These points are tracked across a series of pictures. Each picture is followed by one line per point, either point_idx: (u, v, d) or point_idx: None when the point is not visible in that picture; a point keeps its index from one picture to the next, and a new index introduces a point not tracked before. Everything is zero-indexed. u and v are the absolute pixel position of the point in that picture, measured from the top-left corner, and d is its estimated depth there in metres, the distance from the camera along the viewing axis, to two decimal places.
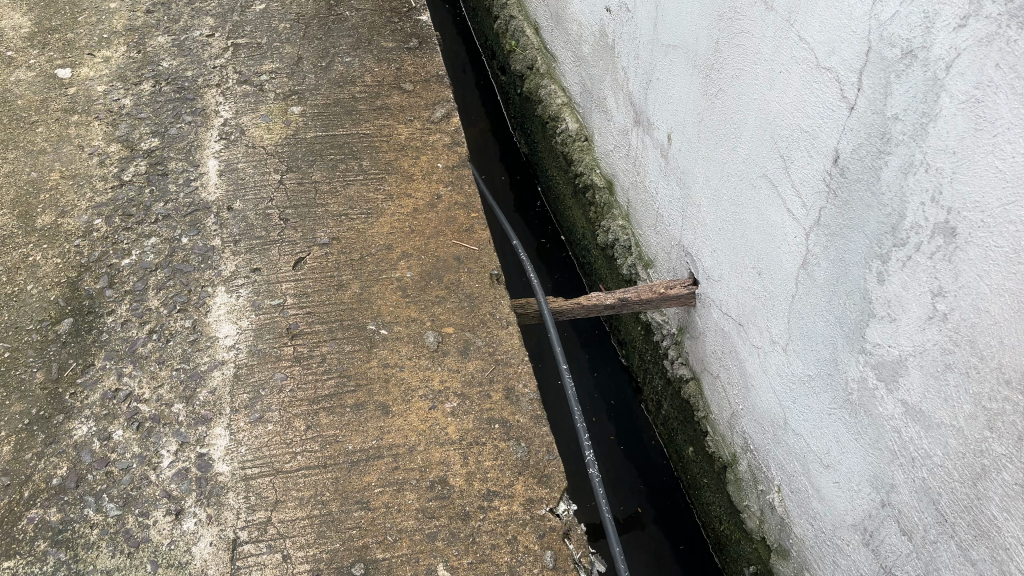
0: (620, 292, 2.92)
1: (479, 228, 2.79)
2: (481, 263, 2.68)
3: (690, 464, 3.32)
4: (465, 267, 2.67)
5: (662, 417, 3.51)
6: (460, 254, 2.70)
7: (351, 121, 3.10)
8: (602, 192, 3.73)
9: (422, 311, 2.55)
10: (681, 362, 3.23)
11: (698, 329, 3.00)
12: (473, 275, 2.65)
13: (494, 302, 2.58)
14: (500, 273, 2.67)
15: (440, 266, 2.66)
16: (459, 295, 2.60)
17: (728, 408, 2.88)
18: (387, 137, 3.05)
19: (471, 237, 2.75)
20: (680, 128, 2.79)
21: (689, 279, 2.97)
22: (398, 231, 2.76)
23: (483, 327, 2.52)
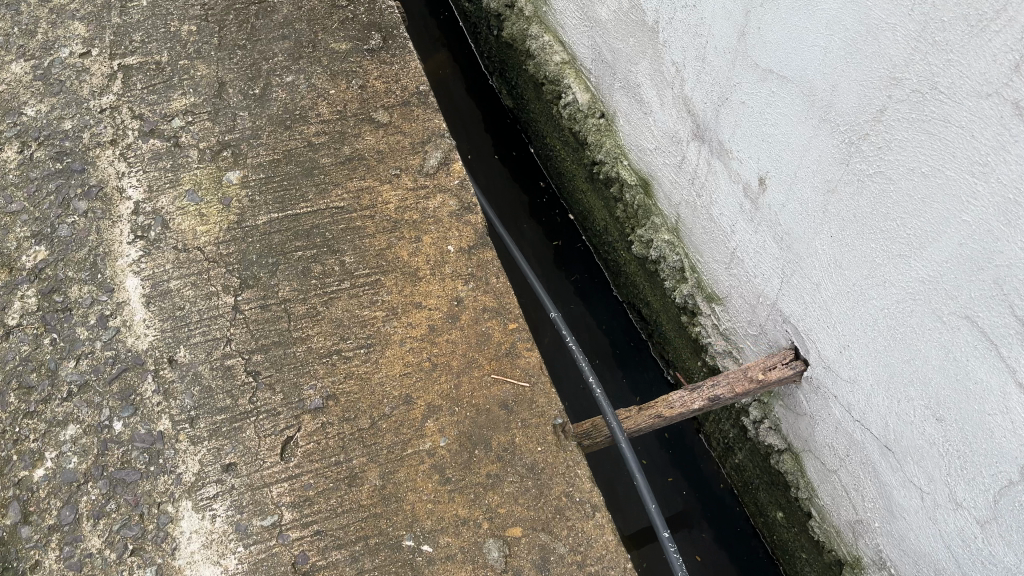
0: (709, 389, 2.24)
1: (524, 348, 2.04)
2: (538, 408, 1.96)
3: (780, 528, 2.79)
4: (518, 420, 1.94)
5: (736, 463, 2.95)
6: (507, 397, 1.97)
7: (316, 189, 2.24)
8: (633, 193, 2.93)
9: (473, 505, 1.85)
10: (770, 427, 2.61)
11: (804, 408, 2.36)
12: (530, 432, 1.93)
13: (568, 475, 1.89)
14: (565, 421, 1.96)
15: (483, 424, 1.94)
16: (518, 469, 1.89)
17: (852, 510, 2.31)
18: (370, 208, 2.21)
19: (515, 367, 2.01)
20: (784, 179, 2.00)
21: (791, 352, 2.30)
22: (415, 371, 2.00)
23: (562, 522, 1.84)
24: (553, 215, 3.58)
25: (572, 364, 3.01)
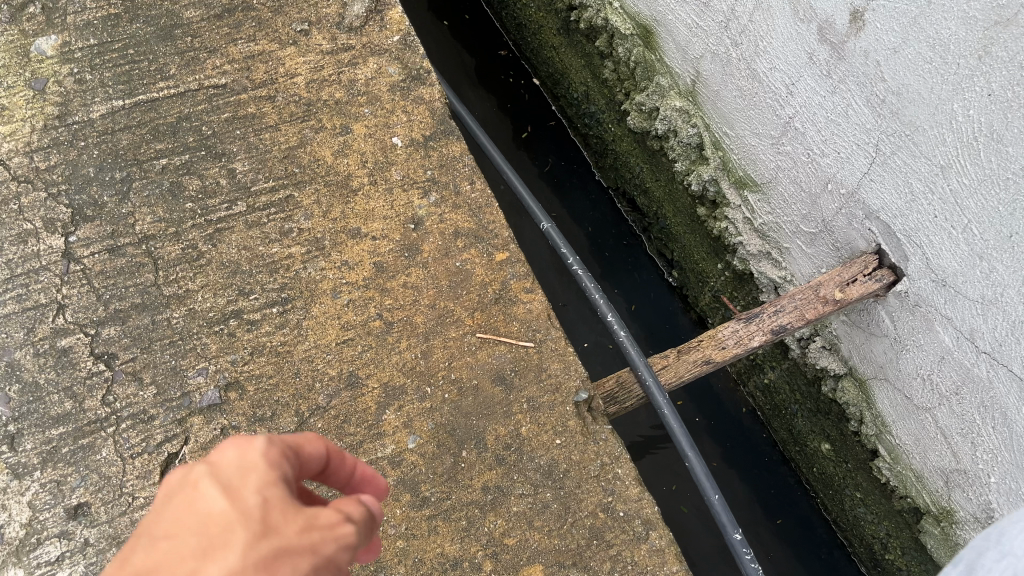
0: (772, 318, 1.62)
1: (521, 293, 1.44)
2: (546, 377, 1.40)
3: (824, 462, 2.26)
4: (522, 398, 1.38)
5: (764, 384, 2.37)
6: (503, 365, 1.39)
7: (179, 59, 1.52)
8: (628, 47, 2.20)
9: (468, 535, 1.30)
10: (822, 347, 2.02)
11: (885, 328, 1.76)
12: (540, 415, 1.38)
13: (607, 482, 1.35)
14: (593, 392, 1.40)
15: (471, 409, 1.37)
16: (529, 475, 1.34)
17: (947, 455, 1.77)
18: (263, 86, 1.52)
19: (509, 321, 1.42)
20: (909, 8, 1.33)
21: (878, 260, 1.67)
22: (357, 334, 1.39)
23: (602, 545, 1.32)
24: (516, 87, 2.82)
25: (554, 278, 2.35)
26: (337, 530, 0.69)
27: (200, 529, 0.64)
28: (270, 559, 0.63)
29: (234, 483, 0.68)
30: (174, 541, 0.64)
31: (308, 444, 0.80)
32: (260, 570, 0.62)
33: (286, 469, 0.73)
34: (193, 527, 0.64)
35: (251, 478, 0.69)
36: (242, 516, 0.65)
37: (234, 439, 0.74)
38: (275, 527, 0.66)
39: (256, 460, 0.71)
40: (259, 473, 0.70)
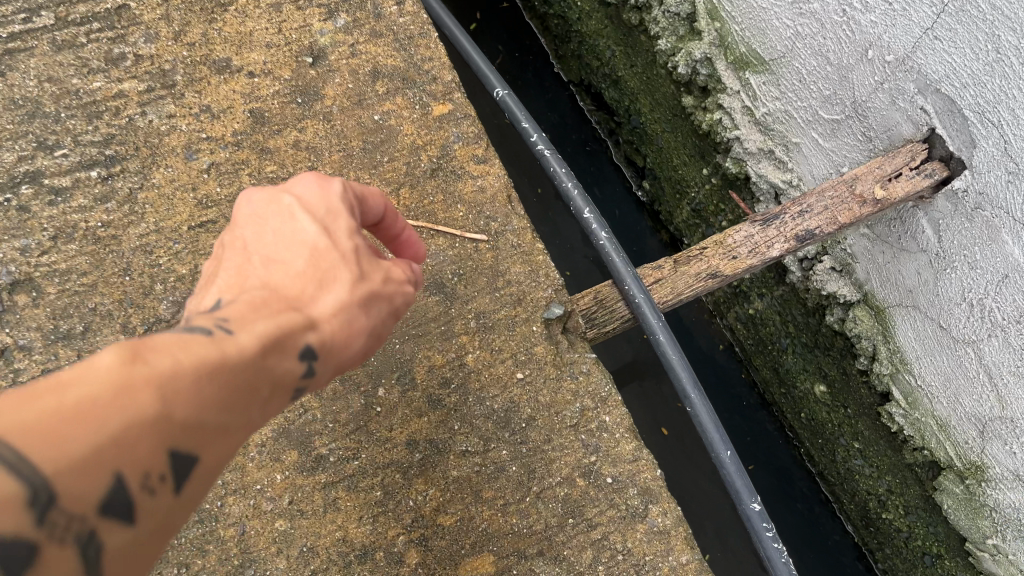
0: (796, 222, 1.23)
1: (469, 163, 1.32)
2: (465, 265, 1.26)
3: (817, 408, 1.89)
4: (470, 311, 1.23)
5: (747, 317, 1.99)
6: (441, 267, 1.25)
7: None
8: None
9: (390, 520, 1.11)
10: (831, 270, 1.66)
11: (926, 241, 1.40)
12: (491, 340, 1.21)
13: (586, 441, 1.18)
14: (567, 302, 1.25)
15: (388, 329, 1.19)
16: (472, 418, 1.17)
17: (990, 398, 1.44)
18: None
19: (453, 205, 1.29)
20: None
21: (931, 151, 1.29)
22: (218, 206, 1.26)
23: (581, 522, 1.14)
24: None
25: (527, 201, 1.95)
26: (404, 289, 0.77)
27: (311, 259, 0.71)
28: (365, 300, 0.72)
29: (328, 218, 0.74)
30: (281, 266, 0.70)
31: (368, 200, 0.81)
32: (365, 304, 0.72)
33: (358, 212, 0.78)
34: (295, 243, 0.71)
35: (339, 218, 0.75)
36: (342, 255, 0.73)
37: (313, 176, 0.77)
38: (368, 273, 0.73)
39: (337, 205, 0.75)
40: (349, 219, 0.75)
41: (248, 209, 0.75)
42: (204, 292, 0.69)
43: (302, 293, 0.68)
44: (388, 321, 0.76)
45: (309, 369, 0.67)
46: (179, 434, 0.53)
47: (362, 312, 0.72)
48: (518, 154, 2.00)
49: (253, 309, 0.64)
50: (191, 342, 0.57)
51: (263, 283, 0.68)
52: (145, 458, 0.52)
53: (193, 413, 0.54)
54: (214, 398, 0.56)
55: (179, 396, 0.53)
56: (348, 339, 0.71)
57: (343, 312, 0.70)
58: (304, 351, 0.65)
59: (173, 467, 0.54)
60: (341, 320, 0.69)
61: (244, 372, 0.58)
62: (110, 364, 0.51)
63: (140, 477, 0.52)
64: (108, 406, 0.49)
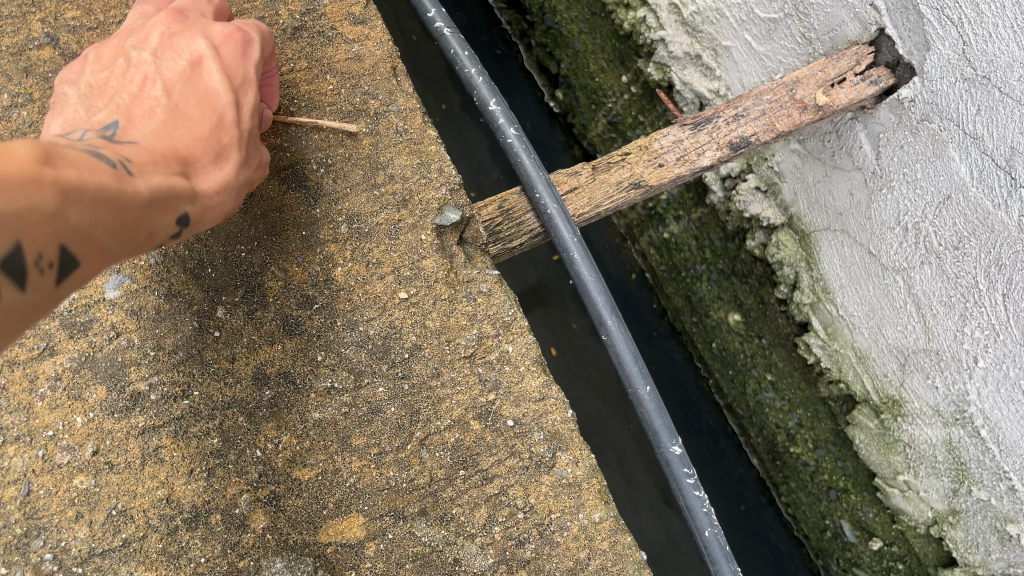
0: (731, 127, 1.08)
1: (343, 24, 1.12)
2: (323, 146, 1.06)
3: (729, 339, 1.79)
4: (340, 214, 1.04)
5: (661, 240, 1.86)
6: (303, 155, 1.05)
7: None
8: None
9: (230, 474, 0.93)
10: (755, 189, 1.53)
11: (863, 158, 1.28)
12: (368, 249, 1.04)
13: (484, 375, 1.03)
14: (464, 209, 1.07)
15: (229, 233, 1.01)
16: (334, 342, 1.02)
17: (915, 329, 1.35)
18: None
19: (320, 74, 1.09)
20: None
21: (879, 55, 1.15)
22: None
23: (473, 474, 1.00)
24: None
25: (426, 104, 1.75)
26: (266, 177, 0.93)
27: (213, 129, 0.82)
28: (243, 180, 0.86)
29: (238, 89, 0.85)
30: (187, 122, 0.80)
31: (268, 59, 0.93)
32: (241, 183, 0.85)
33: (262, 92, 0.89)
34: (209, 101, 0.82)
35: (248, 92, 0.86)
36: (240, 131, 0.85)
37: (234, 38, 0.87)
38: (253, 156, 0.88)
39: (249, 77, 0.86)
40: (255, 96, 0.87)
41: (172, 37, 0.85)
42: (114, 103, 0.80)
43: (195, 161, 0.79)
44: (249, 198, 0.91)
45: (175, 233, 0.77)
46: (69, 234, 0.58)
47: (240, 197, 0.87)
48: (419, 56, 1.79)
49: (150, 163, 0.73)
50: (100, 167, 0.63)
51: (163, 137, 0.77)
52: (40, 242, 0.56)
53: (83, 222, 0.59)
54: (106, 225, 0.62)
55: (77, 203, 0.58)
56: (219, 217, 0.84)
57: (227, 188, 0.83)
58: (182, 216, 0.75)
59: (58, 258, 0.58)
60: (221, 199, 0.82)
61: (135, 213, 0.66)
62: (26, 156, 0.54)
63: (33, 256, 0.56)
64: (20, 190, 0.52)
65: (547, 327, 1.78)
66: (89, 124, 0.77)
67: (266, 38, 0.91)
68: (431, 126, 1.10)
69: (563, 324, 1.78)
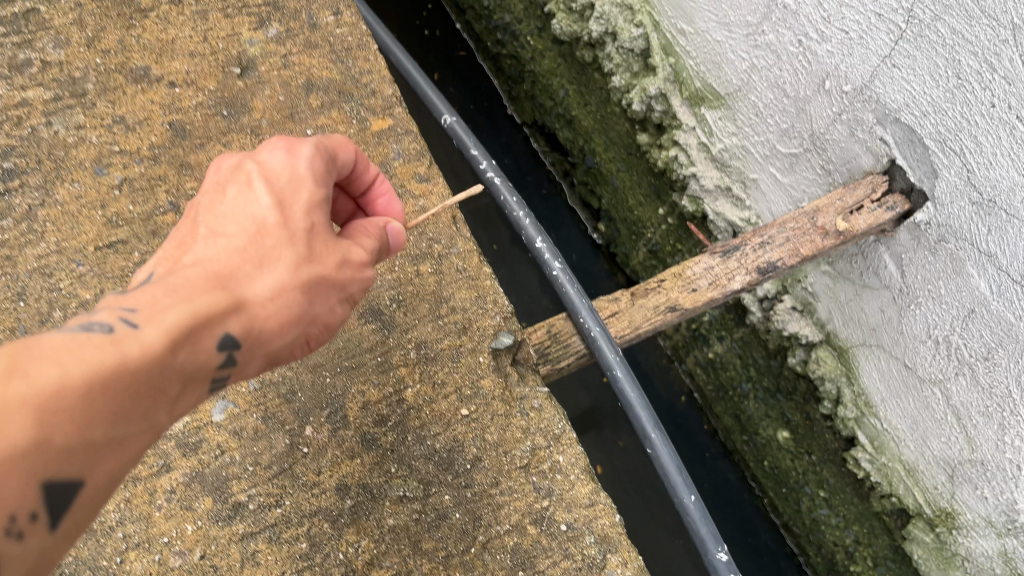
0: (758, 253, 1.19)
1: (411, 181, 1.28)
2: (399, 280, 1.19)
3: (779, 456, 1.83)
4: (408, 341, 1.15)
5: (708, 361, 1.93)
6: (378, 293, 1.17)
7: None
8: None
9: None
10: (792, 309, 1.62)
11: (890, 276, 1.36)
12: (434, 371, 1.14)
13: (540, 484, 1.10)
14: (518, 333, 1.18)
15: (318, 361, 1.12)
16: (407, 456, 1.10)
17: (959, 441, 1.39)
18: None
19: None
20: None
21: (892, 184, 1.25)
22: (130, 225, 1.17)
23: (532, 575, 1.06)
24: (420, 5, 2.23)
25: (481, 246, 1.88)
26: (362, 273, 0.84)
27: (251, 238, 0.77)
28: (309, 282, 0.78)
29: (286, 190, 0.79)
30: (229, 240, 0.76)
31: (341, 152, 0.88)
32: (303, 288, 0.77)
33: (327, 186, 0.82)
34: (255, 214, 0.78)
35: (300, 190, 0.80)
36: (289, 230, 0.78)
37: (283, 147, 0.82)
38: (319, 253, 0.80)
39: (302, 175, 0.81)
40: (309, 192, 0.81)
41: (227, 165, 0.83)
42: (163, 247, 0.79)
43: (237, 280, 0.74)
44: (340, 299, 0.83)
45: (216, 360, 0.73)
46: (47, 458, 0.57)
47: (312, 300, 0.79)
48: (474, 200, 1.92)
49: (164, 295, 0.70)
50: (90, 348, 0.62)
51: (201, 263, 0.74)
52: (14, 496, 0.56)
53: (65, 437, 0.58)
54: (99, 413, 0.60)
55: (52, 424, 0.57)
56: (284, 328, 0.77)
57: (282, 294, 0.76)
58: (210, 342, 0.71)
59: (40, 492, 0.58)
60: (273, 306, 0.76)
61: (133, 387, 0.63)
62: None
63: (8, 508, 0.56)
64: None
65: (603, 452, 1.83)
66: (137, 277, 0.76)
67: (332, 142, 0.87)
68: (486, 263, 1.23)
69: (619, 450, 1.83)
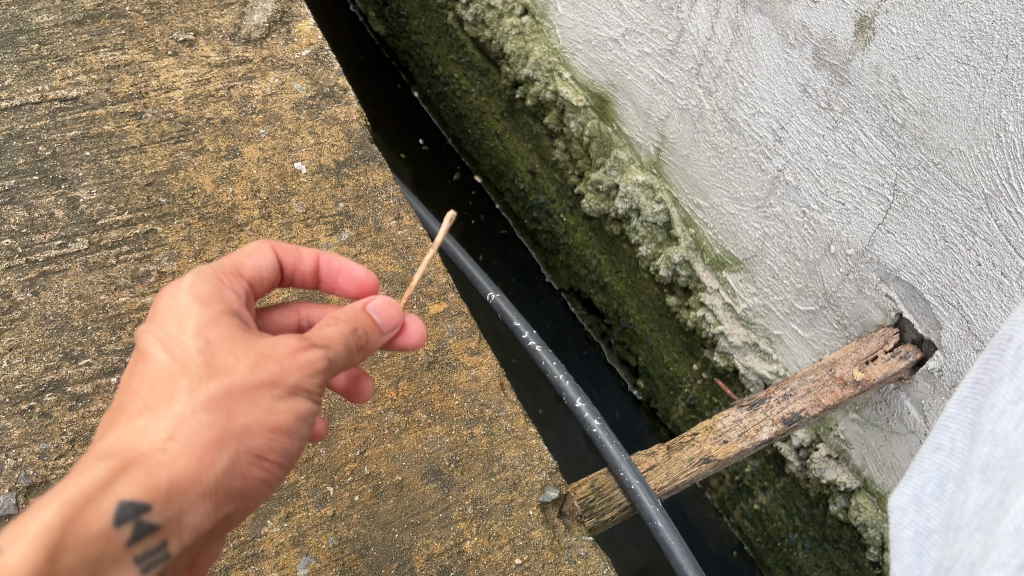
0: (781, 405, 1.31)
1: (464, 354, 1.40)
2: (459, 439, 1.30)
3: None
4: (465, 498, 1.25)
5: (755, 511, 1.97)
6: (438, 454, 1.28)
7: (22, 103, 1.55)
8: (581, 121, 1.93)
9: None
10: (828, 457, 1.68)
11: (915, 423, 1.43)
12: (489, 524, 1.23)
13: None
14: (568, 490, 1.28)
15: (388, 518, 1.21)
16: None
17: None
18: (113, 134, 1.54)
19: (448, 394, 1.35)
20: (947, 15, 1.07)
21: (903, 336, 1.36)
22: None
23: None
24: (465, 194, 2.45)
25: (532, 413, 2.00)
26: (298, 357, 0.76)
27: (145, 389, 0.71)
28: (218, 398, 0.71)
29: (168, 331, 0.75)
30: (122, 405, 0.71)
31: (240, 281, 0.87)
32: (212, 407, 0.70)
33: (213, 308, 0.78)
34: (141, 374, 0.72)
35: (184, 321, 0.75)
36: (180, 362, 0.72)
37: (159, 299, 0.79)
38: (228, 366, 0.73)
39: (185, 308, 0.77)
40: (190, 320, 0.76)
41: None
42: None
43: (129, 436, 0.67)
44: (280, 399, 0.75)
45: (138, 525, 0.65)
46: None
47: (232, 413, 0.71)
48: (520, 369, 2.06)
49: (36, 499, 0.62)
50: None
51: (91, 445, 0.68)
52: None
53: None
54: None
55: None
56: (210, 455, 0.69)
57: (186, 424, 0.69)
58: (113, 512, 0.63)
59: None
60: (180, 441, 0.68)
61: None
62: None
63: None
64: None
65: None
66: None
67: (206, 271, 0.83)
68: (532, 423, 1.35)
69: None
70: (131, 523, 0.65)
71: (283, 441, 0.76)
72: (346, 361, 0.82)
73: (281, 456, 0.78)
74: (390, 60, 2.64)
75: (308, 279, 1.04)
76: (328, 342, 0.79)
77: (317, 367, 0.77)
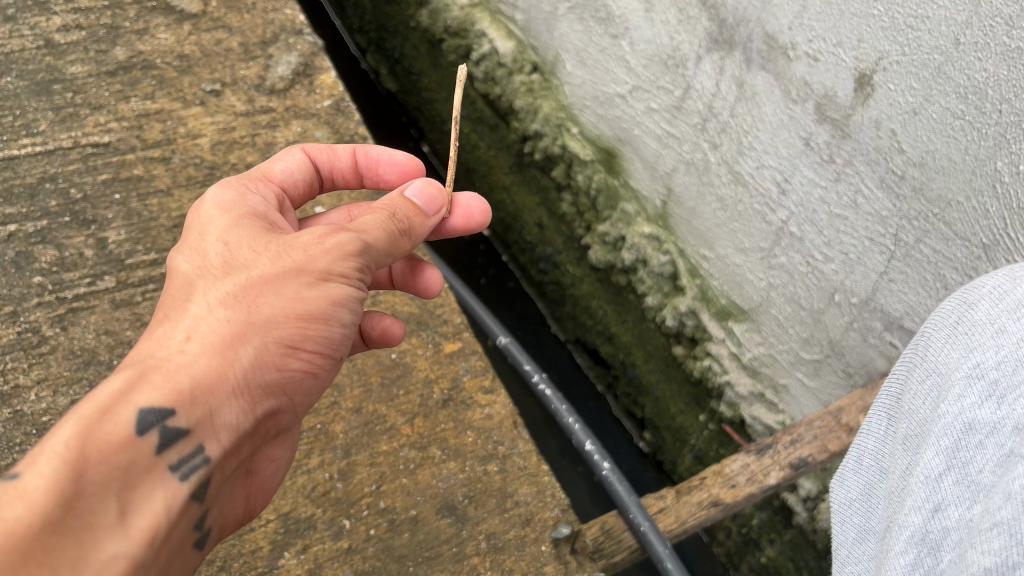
0: (788, 450, 1.34)
1: (478, 392, 1.45)
2: (472, 476, 1.37)
3: None
4: (480, 532, 1.32)
5: (760, 565, 1.96)
6: (452, 490, 1.35)
7: (56, 146, 1.62)
8: (588, 174, 1.98)
9: None
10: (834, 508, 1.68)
11: None
12: (502, 560, 1.30)
13: None
14: (579, 528, 1.34)
15: (403, 552, 1.29)
16: None
17: None
18: (143, 178, 1.62)
19: (462, 431, 1.41)
20: (940, 72, 1.12)
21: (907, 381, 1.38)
22: None
23: None
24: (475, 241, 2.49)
25: (550, 458, 1.97)
26: (326, 243, 0.95)
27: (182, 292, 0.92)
28: (240, 288, 0.91)
29: (197, 245, 0.97)
30: (164, 309, 0.91)
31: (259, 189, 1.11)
32: (238, 294, 0.90)
33: (236, 217, 0.99)
34: (179, 281, 0.94)
35: (210, 233, 0.97)
36: (206, 268, 0.94)
37: (193, 218, 1.02)
38: (245, 263, 0.93)
39: (212, 215, 0.99)
40: (215, 231, 0.97)
41: None
42: None
43: (169, 327, 0.88)
44: (306, 285, 0.93)
45: (166, 428, 0.81)
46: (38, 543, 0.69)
47: (256, 300, 0.90)
48: (532, 416, 2.04)
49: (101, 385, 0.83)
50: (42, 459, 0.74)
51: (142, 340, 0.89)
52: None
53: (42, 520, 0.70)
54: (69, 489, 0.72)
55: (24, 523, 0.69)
56: (229, 349, 0.87)
57: (216, 310, 0.89)
58: (139, 414, 0.79)
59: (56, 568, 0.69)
60: (209, 327, 0.88)
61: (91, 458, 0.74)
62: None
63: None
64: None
65: None
66: None
67: (228, 186, 1.06)
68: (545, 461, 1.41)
69: None
70: (157, 424, 0.81)
71: (317, 322, 0.95)
72: (388, 247, 1.00)
73: (315, 343, 0.96)
74: (403, 106, 2.64)
75: (349, 177, 1.32)
76: (362, 227, 0.98)
77: (342, 250, 0.95)
